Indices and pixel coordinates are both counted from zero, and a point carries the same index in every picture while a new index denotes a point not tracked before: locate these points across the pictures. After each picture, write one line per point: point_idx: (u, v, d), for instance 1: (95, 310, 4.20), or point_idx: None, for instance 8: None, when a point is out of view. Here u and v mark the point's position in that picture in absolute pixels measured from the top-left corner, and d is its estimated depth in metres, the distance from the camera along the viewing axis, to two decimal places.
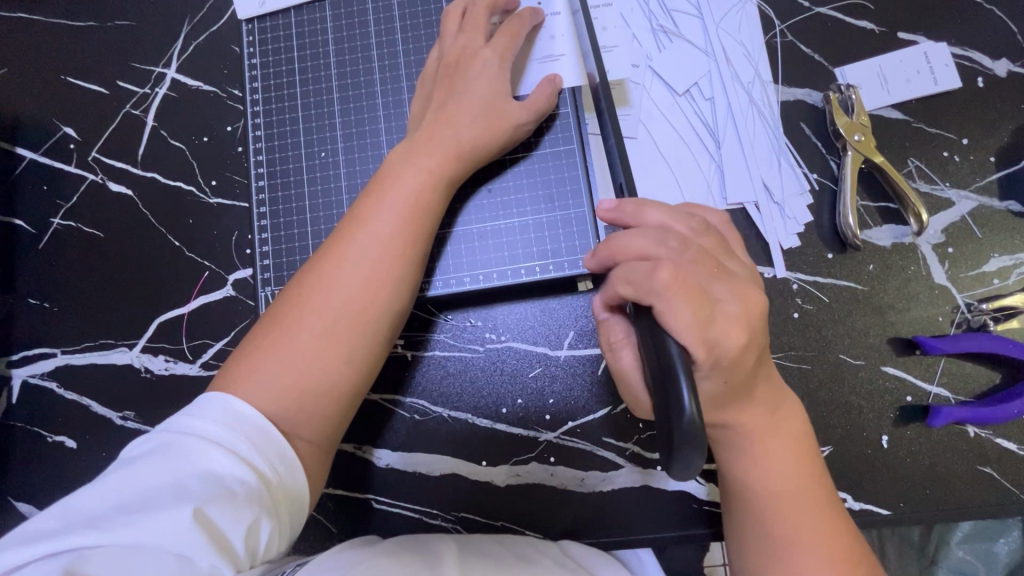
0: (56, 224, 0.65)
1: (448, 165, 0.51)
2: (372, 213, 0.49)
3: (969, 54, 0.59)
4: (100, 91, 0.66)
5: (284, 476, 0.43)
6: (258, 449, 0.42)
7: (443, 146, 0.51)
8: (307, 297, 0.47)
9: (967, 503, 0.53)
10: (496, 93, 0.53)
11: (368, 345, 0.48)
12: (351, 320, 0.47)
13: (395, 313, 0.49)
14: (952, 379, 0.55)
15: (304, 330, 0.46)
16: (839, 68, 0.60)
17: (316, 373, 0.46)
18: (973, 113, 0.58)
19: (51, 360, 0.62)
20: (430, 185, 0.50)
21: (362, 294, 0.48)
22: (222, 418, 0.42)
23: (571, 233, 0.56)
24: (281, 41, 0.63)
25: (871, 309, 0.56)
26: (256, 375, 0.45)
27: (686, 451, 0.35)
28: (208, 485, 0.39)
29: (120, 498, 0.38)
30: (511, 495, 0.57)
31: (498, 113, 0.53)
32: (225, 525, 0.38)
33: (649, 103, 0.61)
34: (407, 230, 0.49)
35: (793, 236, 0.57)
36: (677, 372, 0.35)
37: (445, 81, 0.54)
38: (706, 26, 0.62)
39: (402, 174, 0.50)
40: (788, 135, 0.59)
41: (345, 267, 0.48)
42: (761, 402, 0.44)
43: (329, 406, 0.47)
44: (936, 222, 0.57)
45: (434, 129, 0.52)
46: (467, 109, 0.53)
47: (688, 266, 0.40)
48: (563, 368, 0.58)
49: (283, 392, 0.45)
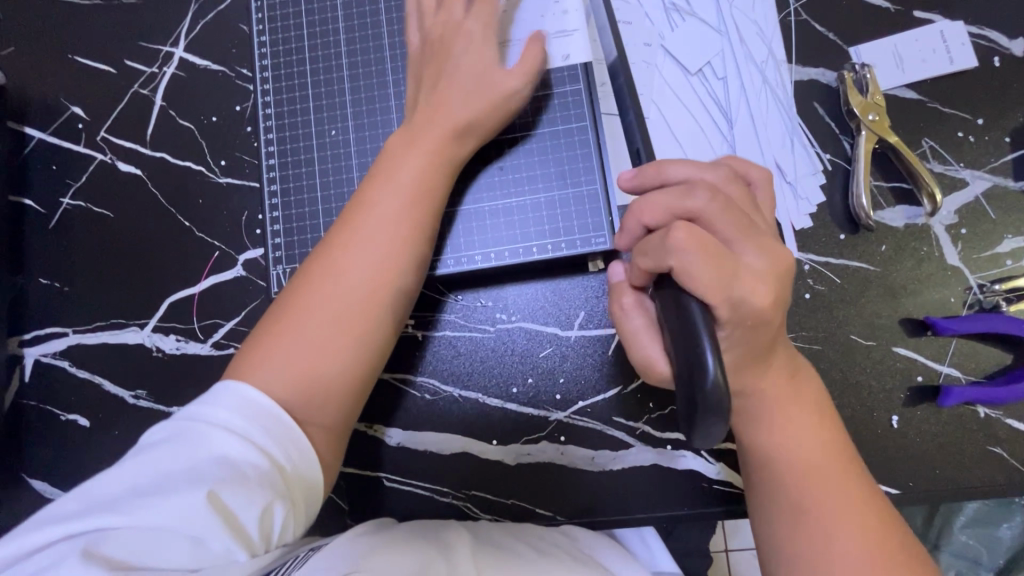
0: (66, 204, 0.65)
1: (449, 148, 0.51)
2: (374, 198, 0.49)
3: (986, 33, 0.58)
4: (108, 70, 0.66)
5: (297, 460, 0.43)
6: (270, 435, 0.42)
7: (441, 128, 0.51)
8: (313, 285, 0.47)
9: (976, 483, 0.53)
10: (485, 70, 0.53)
11: (379, 329, 0.48)
12: (361, 307, 0.47)
13: (404, 297, 0.50)
14: (963, 359, 0.55)
15: (313, 319, 0.46)
16: (854, 47, 0.59)
17: (328, 358, 0.46)
18: (989, 93, 0.58)
19: (63, 340, 0.63)
20: (432, 168, 0.51)
21: (369, 278, 0.48)
22: (232, 403, 0.42)
23: (583, 211, 0.56)
24: (290, 19, 0.63)
25: (882, 290, 0.56)
26: (267, 364, 0.45)
27: (707, 413, 0.34)
28: (222, 469, 0.39)
29: (136, 480, 0.38)
30: (521, 474, 0.57)
31: (490, 84, 0.53)
32: (239, 510, 0.38)
33: (661, 82, 0.60)
34: (411, 213, 0.49)
35: (805, 216, 0.57)
36: (701, 334, 0.35)
37: (433, 62, 0.54)
38: (720, 3, 0.61)
39: (403, 159, 0.50)
40: (802, 114, 0.59)
41: (350, 254, 0.48)
42: (779, 369, 0.44)
43: (342, 392, 0.47)
44: (949, 202, 0.57)
45: (428, 112, 0.52)
46: (460, 86, 0.52)
47: (714, 220, 0.39)
48: (573, 348, 0.58)
49: (296, 379, 0.45)
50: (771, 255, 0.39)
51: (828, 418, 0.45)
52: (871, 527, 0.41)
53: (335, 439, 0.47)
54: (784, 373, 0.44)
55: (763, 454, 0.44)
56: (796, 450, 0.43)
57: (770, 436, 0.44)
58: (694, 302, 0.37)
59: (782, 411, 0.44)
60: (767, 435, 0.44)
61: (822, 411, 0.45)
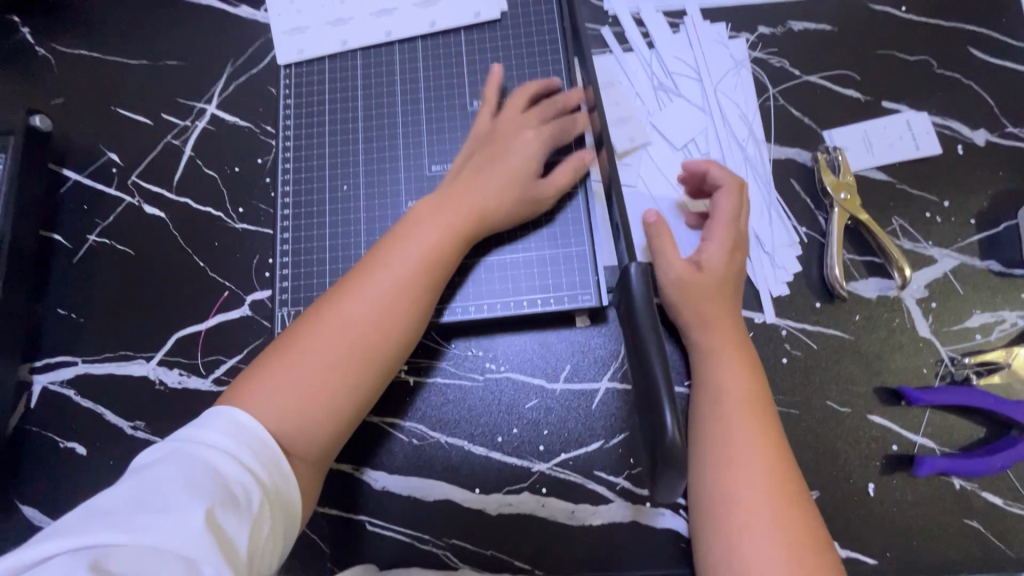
0: (92, 240, 0.69)
1: (469, 223, 0.56)
2: (392, 252, 0.53)
3: (949, 123, 0.64)
4: (146, 122, 0.72)
5: (281, 488, 0.44)
6: (263, 461, 0.44)
7: (465, 206, 0.56)
8: (320, 322, 0.50)
9: (954, 557, 0.53)
10: (528, 165, 0.59)
11: (370, 379, 0.50)
12: (359, 351, 0.50)
13: (398, 353, 0.52)
14: (937, 430, 0.56)
15: (317, 354, 0.49)
16: (828, 132, 0.64)
17: (321, 400, 0.48)
18: (952, 177, 0.62)
19: (71, 369, 0.66)
20: (451, 238, 0.54)
21: (374, 326, 0.50)
22: (229, 428, 0.44)
23: (572, 269, 0.60)
24: (314, 85, 0.69)
25: (856, 358, 0.58)
26: (266, 391, 0.47)
27: (667, 471, 0.34)
28: (218, 489, 0.41)
29: (137, 497, 0.40)
30: (502, 525, 0.58)
31: (517, 184, 0.58)
32: (233, 530, 0.40)
33: (649, 155, 0.65)
34: (420, 275, 0.52)
35: (782, 284, 0.60)
36: (662, 396, 0.35)
37: (485, 146, 0.60)
38: (704, 87, 0.67)
39: (425, 222, 0.55)
40: (780, 190, 0.63)
41: (363, 298, 0.51)
42: (721, 323, 0.55)
43: (325, 432, 0.49)
44: (919, 277, 0.60)
45: (460, 187, 0.57)
46: (495, 177, 0.58)
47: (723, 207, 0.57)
48: (558, 401, 0.60)
49: (286, 413, 0.47)
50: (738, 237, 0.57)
51: (759, 376, 0.53)
52: (774, 490, 0.47)
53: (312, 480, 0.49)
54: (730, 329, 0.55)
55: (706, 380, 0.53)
56: (733, 389, 0.52)
57: (713, 372, 0.53)
58: (654, 359, 0.37)
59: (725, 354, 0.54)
60: (708, 361, 0.54)
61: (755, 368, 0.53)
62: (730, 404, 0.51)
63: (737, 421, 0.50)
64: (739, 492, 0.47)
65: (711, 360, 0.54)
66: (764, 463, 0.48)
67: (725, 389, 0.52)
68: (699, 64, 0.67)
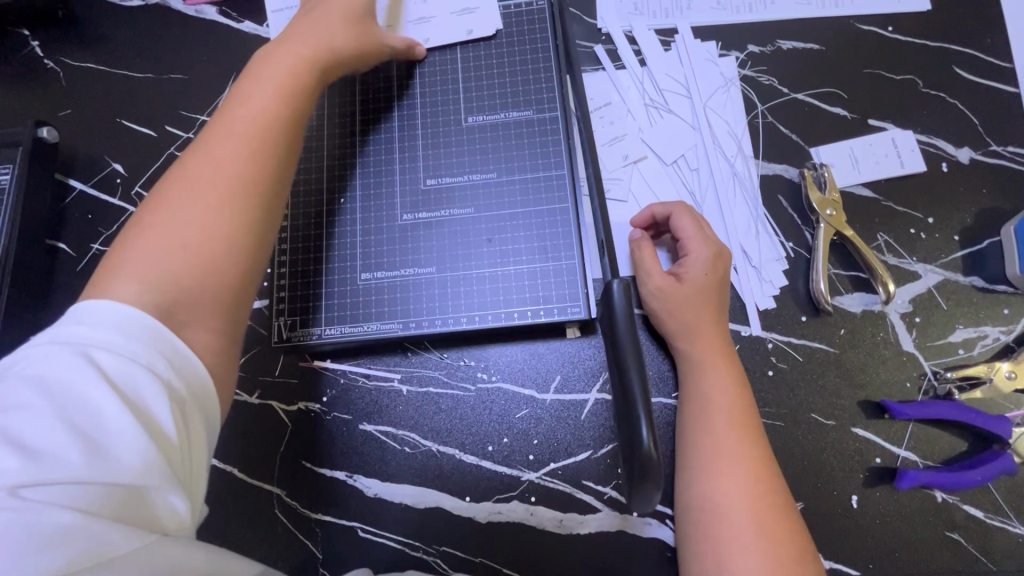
0: (95, 249, 0.71)
1: (321, 55, 0.55)
2: (248, 96, 0.50)
3: (934, 141, 0.65)
4: (150, 133, 0.74)
5: (194, 385, 0.39)
6: (175, 371, 0.38)
7: (312, 42, 0.55)
8: (176, 185, 0.45)
9: (936, 569, 0.54)
10: (353, 13, 0.60)
11: (258, 205, 0.46)
12: (231, 187, 0.45)
13: (290, 130, 0.49)
14: (919, 443, 0.57)
15: (181, 205, 0.44)
16: (814, 149, 0.66)
17: (203, 244, 0.43)
18: (937, 194, 0.63)
19: None
20: (299, 74, 0.52)
21: (240, 161, 0.46)
22: (122, 333, 0.37)
23: (562, 281, 0.61)
24: None
25: (840, 372, 0.59)
26: (132, 267, 0.41)
27: (641, 484, 0.36)
28: (139, 415, 0.36)
29: (40, 428, 0.34)
30: (491, 533, 0.59)
31: (359, 28, 0.60)
32: (172, 451, 0.37)
33: (640, 170, 0.67)
34: (287, 87, 0.51)
35: (769, 298, 0.61)
36: (639, 413, 0.36)
37: (305, 9, 0.60)
38: (695, 104, 0.68)
39: (275, 65, 0.52)
40: (767, 206, 0.65)
41: (220, 139, 0.47)
42: (711, 340, 0.56)
43: (206, 282, 0.43)
44: (903, 292, 0.61)
45: (297, 33, 0.56)
46: (331, 19, 0.58)
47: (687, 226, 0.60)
48: (548, 411, 0.61)
49: (161, 280, 0.41)
50: (714, 244, 0.59)
51: (744, 387, 0.54)
52: (759, 503, 0.48)
53: (222, 347, 0.43)
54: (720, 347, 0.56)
55: (693, 395, 0.55)
56: (720, 400, 0.53)
57: (701, 383, 0.54)
58: (634, 378, 0.38)
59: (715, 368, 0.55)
60: (696, 379, 0.55)
61: (741, 379, 0.54)
62: (717, 415, 0.52)
63: (723, 432, 0.51)
64: (726, 503, 0.48)
65: (700, 375, 0.55)
66: (749, 476, 0.49)
67: (712, 401, 0.53)
68: (689, 81, 0.69)
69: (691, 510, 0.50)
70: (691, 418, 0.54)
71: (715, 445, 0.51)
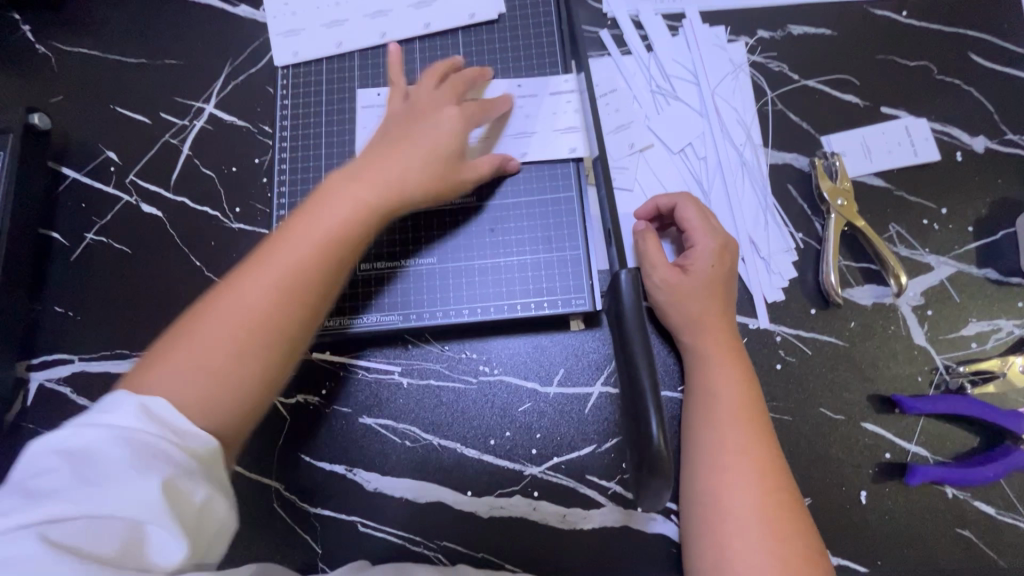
0: (89, 238, 0.70)
1: (385, 197, 0.50)
2: (311, 214, 0.47)
3: (948, 130, 0.63)
4: (144, 121, 0.73)
5: (205, 445, 0.38)
6: (188, 426, 0.38)
7: (381, 179, 0.50)
8: (229, 288, 0.44)
9: (945, 565, 0.53)
10: (445, 143, 0.54)
11: (285, 346, 0.44)
12: (271, 312, 0.43)
13: (334, 281, 0.46)
14: (931, 439, 0.56)
15: (224, 320, 0.42)
16: (825, 137, 0.64)
17: (229, 368, 0.41)
18: (951, 184, 0.62)
19: (68, 366, 0.66)
20: (349, 227, 0.47)
21: (286, 284, 0.44)
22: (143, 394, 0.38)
23: (566, 273, 0.60)
24: (312, 85, 0.69)
25: (850, 365, 0.58)
26: (171, 375, 0.40)
27: (652, 480, 0.34)
28: (148, 463, 0.35)
29: (59, 474, 0.35)
30: (493, 527, 0.58)
31: (442, 162, 0.54)
32: (181, 497, 0.36)
33: (647, 160, 0.65)
34: (354, 214, 0.47)
35: (777, 290, 0.60)
36: (648, 404, 0.35)
37: (404, 121, 0.56)
38: (702, 91, 0.66)
39: (336, 196, 0.48)
40: (776, 195, 0.63)
41: (276, 254, 0.45)
42: (718, 333, 0.55)
43: (234, 408, 0.41)
44: (915, 284, 0.59)
45: (374, 161, 0.51)
46: (416, 150, 0.53)
47: (692, 217, 0.58)
48: (551, 404, 0.60)
49: (196, 401, 0.40)
50: (720, 235, 0.57)
51: (752, 381, 0.53)
52: (768, 503, 0.47)
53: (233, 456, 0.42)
54: (727, 344, 0.54)
55: (697, 388, 0.54)
56: (728, 397, 0.51)
57: (709, 379, 0.53)
58: (643, 367, 0.36)
59: (722, 363, 0.53)
60: (700, 372, 0.54)
61: (748, 373, 0.53)
62: (725, 411, 0.51)
63: (728, 426, 0.50)
64: (734, 504, 0.47)
65: (708, 370, 0.53)
66: (755, 471, 0.48)
67: (717, 394, 0.52)
68: (697, 67, 0.67)
69: (695, 504, 0.49)
70: (699, 414, 0.52)
71: (720, 438, 0.50)
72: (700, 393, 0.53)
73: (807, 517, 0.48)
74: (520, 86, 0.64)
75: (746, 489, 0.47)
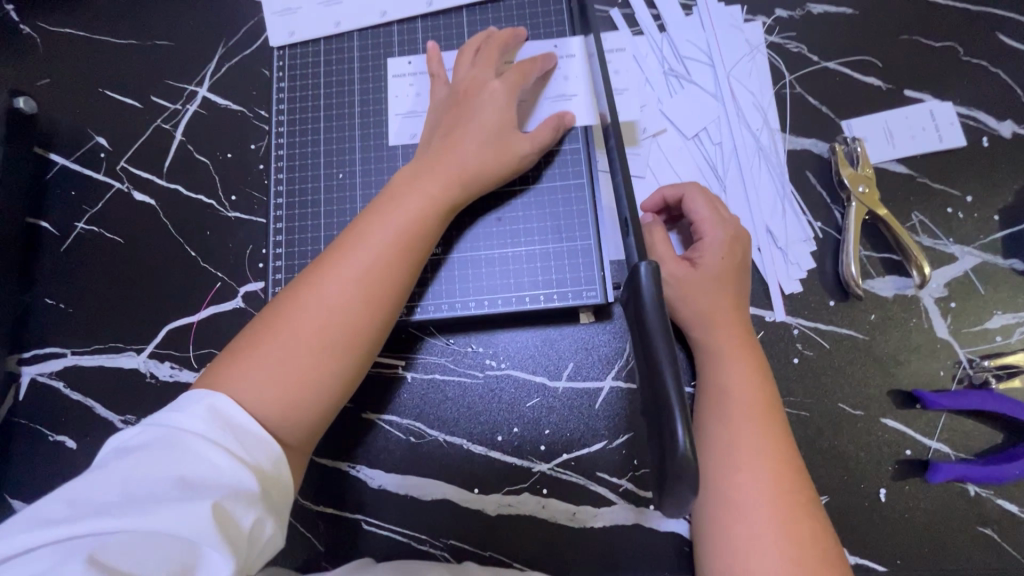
0: (79, 228, 0.67)
1: (452, 191, 0.52)
2: (377, 219, 0.49)
3: (975, 114, 0.61)
4: (135, 105, 0.70)
5: (264, 465, 0.41)
6: (250, 448, 0.40)
7: (446, 172, 0.52)
8: (298, 300, 0.46)
9: (966, 564, 0.52)
10: (504, 122, 0.55)
11: (359, 355, 0.47)
12: (348, 320, 0.46)
13: (401, 288, 0.49)
14: (953, 435, 0.54)
15: (303, 323, 0.45)
16: (846, 122, 0.61)
17: (308, 376, 0.44)
18: (977, 171, 0.59)
19: (60, 360, 0.64)
20: (417, 236, 0.50)
21: (359, 293, 0.47)
22: (211, 413, 0.40)
23: (576, 264, 0.58)
24: (309, 67, 0.66)
25: (871, 359, 0.56)
26: (256, 374, 0.43)
27: (677, 487, 0.32)
28: (212, 483, 0.38)
29: (127, 488, 0.37)
30: (501, 525, 0.57)
31: (504, 145, 0.55)
32: (236, 517, 0.37)
33: (659, 145, 0.62)
34: (413, 229, 0.50)
35: (795, 281, 0.58)
36: (673, 407, 0.33)
37: (455, 108, 0.57)
38: (717, 72, 0.64)
39: (405, 199, 0.51)
40: (795, 182, 0.61)
41: (350, 261, 0.47)
42: (731, 326, 0.53)
43: (311, 411, 0.45)
44: (938, 275, 0.57)
45: (438, 154, 0.54)
46: (475, 137, 0.54)
47: (701, 208, 0.56)
48: (560, 399, 0.58)
49: (279, 402, 0.43)
50: (730, 225, 0.55)
51: (767, 377, 0.51)
52: (783, 504, 0.45)
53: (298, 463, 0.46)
54: (741, 338, 0.52)
55: (709, 383, 0.52)
56: (743, 393, 0.50)
57: (722, 374, 0.51)
58: (664, 364, 0.34)
59: (736, 359, 0.51)
60: (712, 366, 0.52)
61: (763, 368, 0.51)
62: (740, 408, 0.49)
63: (742, 422, 0.48)
64: (748, 504, 0.45)
65: (721, 365, 0.51)
66: (771, 470, 0.46)
67: (730, 389, 0.50)
68: (712, 48, 0.64)
69: (705, 503, 0.47)
70: (711, 410, 0.50)
71: (732, 434, 0.48)
72: (712, 388, 0.51)
73: (826, 518, 0.46)
74: (557, 46, 0.62)
75: (761, 490, 0.45)
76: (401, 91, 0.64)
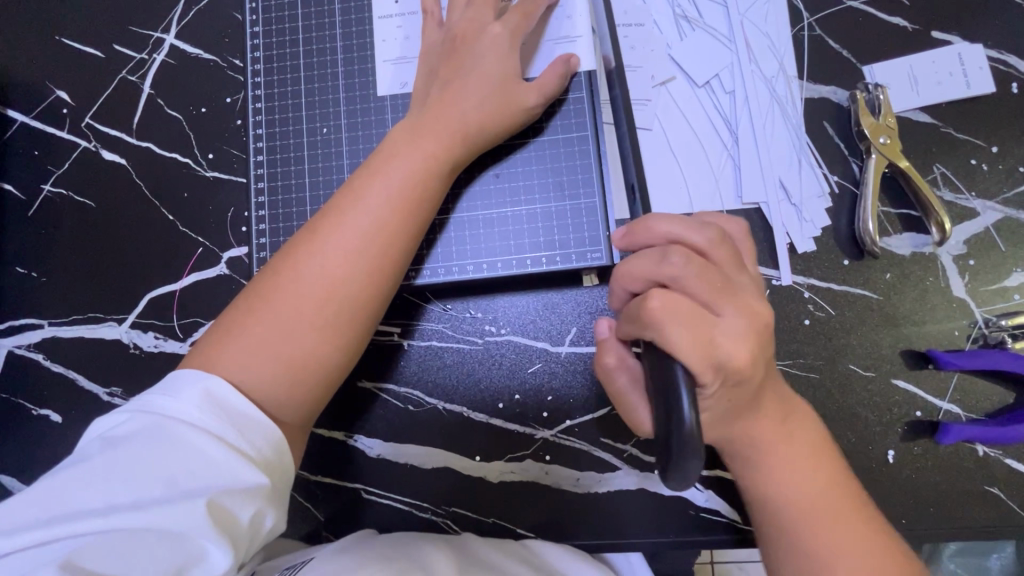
0: (46, 191, 0.63)
1: (453, 152, 0.48)
2: (370, 183, 0.46)
3: (1005, 58, 0.56)
4: (96, 55, 0.64)
5: (264, 452, 0.39)
6: (244, 435, 0.38)
7: (445, 131, 0.48)
8: (291, 271, 0.43)
9: (970, 522, 0.52)
10: (506, 71, 0.51)
11: (360, 326, 0.44)
12: (342, 294, 0.43)
13: (399, 260, 0.46)
14: (965, 396, 0.53)
15: (294, 298, 0.42)
16: (868, 66, 0.57)
17: (308, 350, 0.42)
18: (1004, 120, 0.56)
19: (37, 332, 0.61)
20: (415, 204, 0.46)
21: (352, 264, 0.44)
22: (201, 401, 0.38)
23: (580, 223, 0.54)
24: (285, 10, 0.60)
25: (884, 320, 0.54)
26: (248, 353, 0.41)
27: (685, 459, 0.34)
28: (205, 475, 0.36)
29: (112, 484, 0.35)
30: (504, 492, 0.56)
31: (508, 98, 0.50)
32: (235, 511, 0.36)
33: (668, 95, 0.58)
34: (412, 193, 0.46)
35: (809, 240, 0.55)
36: (678, 383, 0.35)
37: (452, 56, 0.52)
38: (730, 14, 0.59)
39: (399, 160, 0.47)
40: (811, 133, 0.57)
41: (341, 231, 0.44)
42: (771, 413, 0.43)
43: (309, 390, 0.43)
44: (958, 232, 0.55)
45: (436, 109, 0.49)
46: (476, 89, 0.50)
47: (691, 284, 0.38)
48: (563, 365, 0.56)
49: (274, 381, 0.41)
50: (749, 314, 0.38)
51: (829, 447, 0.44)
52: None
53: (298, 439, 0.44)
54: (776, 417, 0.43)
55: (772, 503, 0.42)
56: (805, 492, 0.42)
57: (777, 476, 0.42)
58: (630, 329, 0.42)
59: (780, 456, 0.42)
60: (765, 477, 0.43)
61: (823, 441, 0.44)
62: (817, 510, 0.41)
63: (824, 529, 0.41)
64: None
65: (773, 474, 0.42)
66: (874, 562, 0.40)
67: (797, 497, 0.42)
68: None
69: None
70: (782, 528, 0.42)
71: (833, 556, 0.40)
72: (776, 501, 0.42)
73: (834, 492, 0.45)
74: None
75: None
76: (387, 35, 0.59)
